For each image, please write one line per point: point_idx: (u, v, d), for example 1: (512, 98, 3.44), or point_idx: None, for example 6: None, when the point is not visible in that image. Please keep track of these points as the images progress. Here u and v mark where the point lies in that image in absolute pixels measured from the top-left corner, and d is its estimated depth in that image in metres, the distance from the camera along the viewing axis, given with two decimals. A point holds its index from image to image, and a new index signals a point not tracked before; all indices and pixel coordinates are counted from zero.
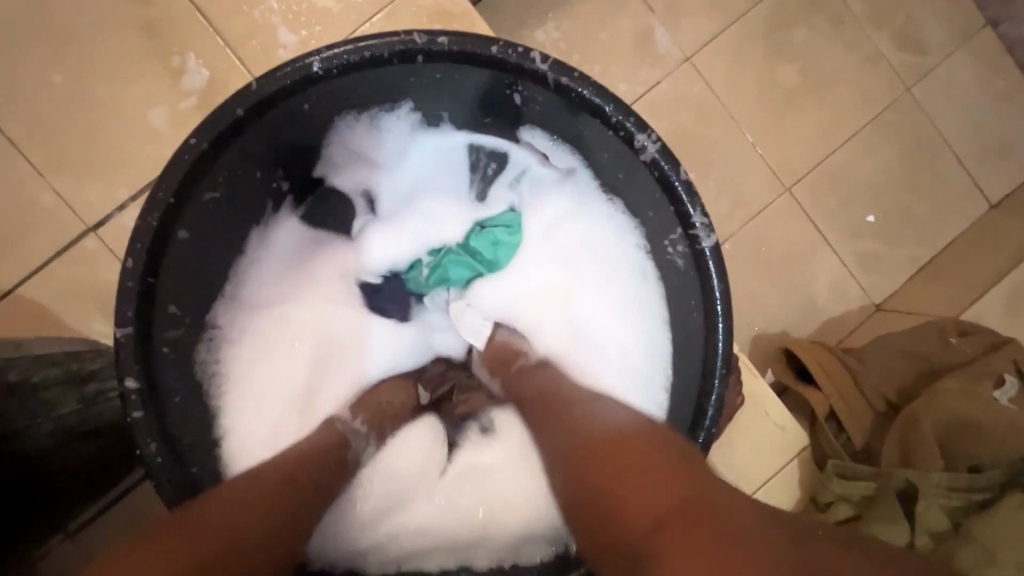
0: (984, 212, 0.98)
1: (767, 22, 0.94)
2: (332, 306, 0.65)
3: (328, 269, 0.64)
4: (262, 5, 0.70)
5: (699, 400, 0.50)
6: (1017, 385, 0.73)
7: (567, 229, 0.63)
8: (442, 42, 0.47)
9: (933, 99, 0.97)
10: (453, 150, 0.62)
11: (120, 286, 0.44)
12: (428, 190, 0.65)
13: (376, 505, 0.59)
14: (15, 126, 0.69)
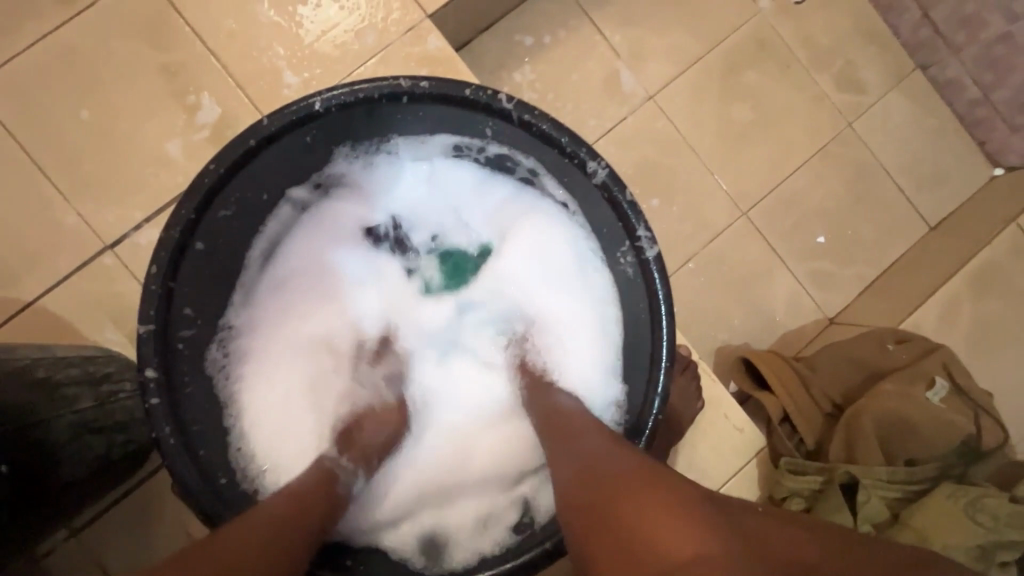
0: (924, 235, 1.07)
1: (720, 66, 1.05)
2: (324, 292, 0.69)
3: (311, 262, 0.68)
4: (271, 52, 0.80)
5: (647, 391, 0.58)
6: (948, 387, 0.81)
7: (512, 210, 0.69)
8: (422, 85, 0.56)
9: (872, 133, 1.08)
10: (405, 168, 0.68)
11: (144, 289, 0.51)
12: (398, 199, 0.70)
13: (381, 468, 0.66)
14: (45, 155, 0.77)
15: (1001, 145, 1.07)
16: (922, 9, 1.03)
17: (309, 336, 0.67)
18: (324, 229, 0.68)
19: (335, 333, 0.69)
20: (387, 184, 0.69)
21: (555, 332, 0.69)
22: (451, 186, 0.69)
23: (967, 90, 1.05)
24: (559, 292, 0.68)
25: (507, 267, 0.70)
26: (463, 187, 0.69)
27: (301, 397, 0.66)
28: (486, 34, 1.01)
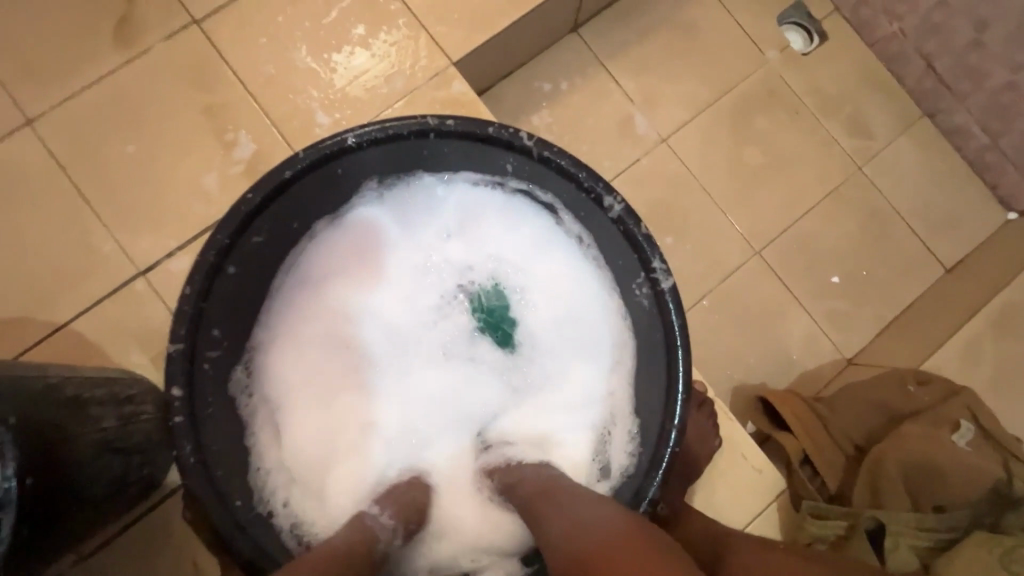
0: (940, 277, 1.07)
1: (730, 112, 1.10)
2: (335, 313, 0.68)
3: (324, 283, 0.68)
4: (305, 95, 0.86)
5: (663, 423, 0.58)
6: (974, 432, 0.78)
7: (521, 231, 0.70)
8: (449, 123, 0.60)
9: (882, 178, 1.10)
10: (417, 191, 0.68)
11: (177, 308, 0.53)
12: (411, 221, 0.70)
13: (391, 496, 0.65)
14: (90, 186, 0.82)
15: (1012, 191, 1.08)
16: (924, 61, 1.07)
17: (320, 358, 0.67)
18: (379, 258, 0.70)
19: (346, 355, 0.68)
20: (453, 227, 0.71)
21: (566, 355, 0.69)
22: (503, 239, 0.71)
23: (975, 135, 1.07)
24: (578, 339, 0.69)
25: (526, 289, 0.71)
26: (511, 243, 0.71)
27: (323, 426, 0.66)
28: (506, 81, 1.06)
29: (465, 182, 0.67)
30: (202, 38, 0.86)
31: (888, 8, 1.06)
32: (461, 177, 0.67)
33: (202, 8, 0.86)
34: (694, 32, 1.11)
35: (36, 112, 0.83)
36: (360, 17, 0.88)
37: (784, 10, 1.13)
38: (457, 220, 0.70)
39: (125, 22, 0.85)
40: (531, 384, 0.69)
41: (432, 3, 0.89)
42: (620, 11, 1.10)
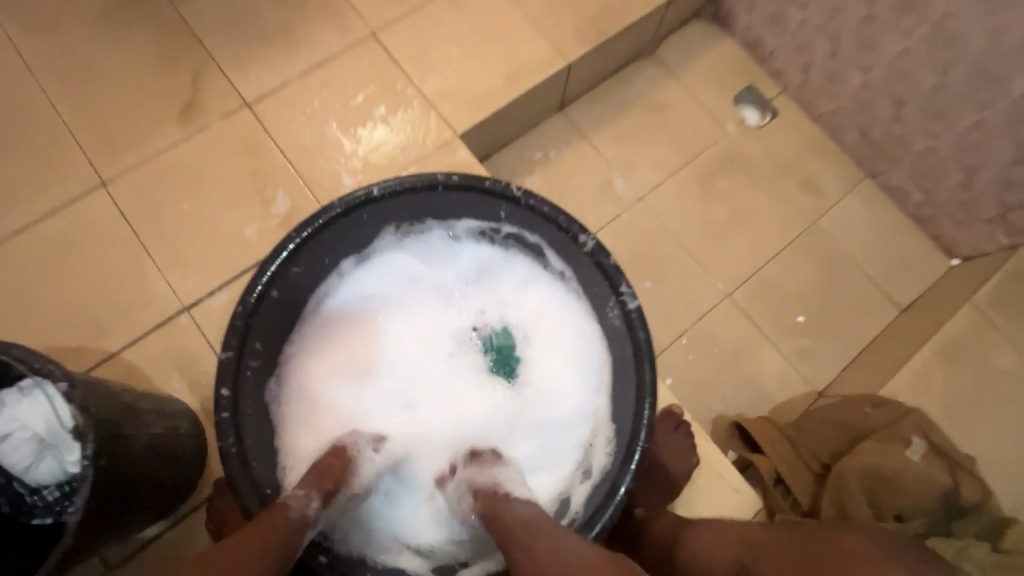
0: (896, 316, 1.18)
1: (697, 175, 1.26)
2: (365, 337, 0.80)
3: (361, 312, 0.81)
4: (334, 162, 1.03)
5: (634, 422, 0.68)
6: (924, 447, 0.86)
7: (528, 283, 0.83)
8: (454, 179, 0.75)
9: (835, 230, 1.24)
10: (446, 242, 0.83)
11: (231, 322, 0.66)
12: (436, 266, 0.84)
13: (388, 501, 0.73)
14: (149, 236, 0.97)
15: (952, 241, 1.20)
16: (860, 131, 1.23)
17: (348, 375, 0.78)
18: (406, 297, 0.84)
19: (369, 375, 0.79)
20: (470, 275, 0.85)
21: (560, 386, 0.80)
22: (513, 289, 0.84)
23: (912, 193, 1.22)
24: (569, 372, 0.80)
25: (528, 331, 0.83)
26: (517, 291, 0.84)
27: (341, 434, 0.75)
28: (503, 151, 1.24)
29: (479, 234, 0.81)
30: (250, 117, 1.04)
31: (825, 89, 1.24)
32: (479, 233, 0.81)
33: (251, 93, 1.05)
34: (664, 110, 1.29)
35: (109, 175, 0.99)
36: (381, 100, 1.07)
37: (741, 91, 1.31)
38: (473, 270, 0.84)
39: (188, 104, 1.03)
40: (530, 415, 0.79)
41: (441, 89, 1.09)
42: (599, 92, 1.29)
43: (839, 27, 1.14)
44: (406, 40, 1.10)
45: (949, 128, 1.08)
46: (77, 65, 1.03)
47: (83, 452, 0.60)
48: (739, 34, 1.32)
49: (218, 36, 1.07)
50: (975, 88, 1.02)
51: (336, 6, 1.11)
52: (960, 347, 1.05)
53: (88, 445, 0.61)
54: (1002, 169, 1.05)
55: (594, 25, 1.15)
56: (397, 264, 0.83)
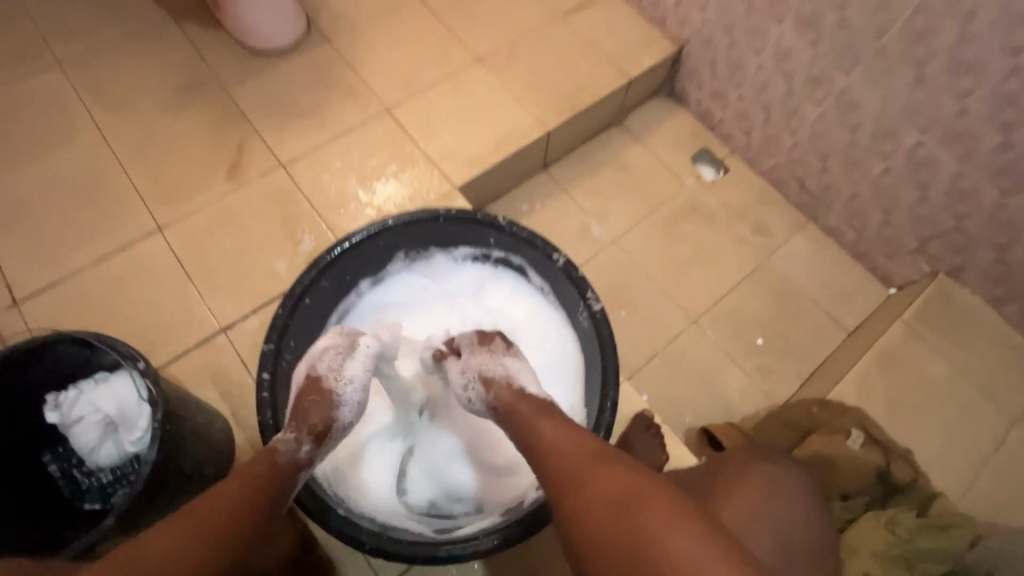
0: (843, 338, 1.34)
1: (663, 221, 1.47)
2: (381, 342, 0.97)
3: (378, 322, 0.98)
4: (352, 210, 1.24)
5: (601, 402, 0.82)
6: (863, 437, 0.97)
7: (518, 299, 1.00)
8: (453, 211, 0.93)
9: (785, 265, 1.43)
10: (449, 264, 1.01)
11: (273, 321, 0.82)
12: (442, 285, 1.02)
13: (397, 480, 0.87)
14: (194, 270, 1.15)
15: (886, 272, 1.38)
16: (798, 182, 1.45)
17: None
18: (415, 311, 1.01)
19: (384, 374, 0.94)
20: (470, 292, 1.02)
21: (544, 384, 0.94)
22: (506, 303, 1.00)
23: (847, 232, 1.41)
24: (551, 372, 0.95)
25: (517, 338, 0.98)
26: (509, 305, 1.00)
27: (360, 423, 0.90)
28: (495, 203, 1.45)
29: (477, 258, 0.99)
30: (284, 174, 1.26)
31: (765, 149, 1.47)
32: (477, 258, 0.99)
33: (285, 157, 1.27)
34: (631, 168, 1.52)
35: (164, 222, 1.19)
36: (392, 161, 1.29)
37: (696, 152, 1.55)
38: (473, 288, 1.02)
39: (234, 165, 1.26)
40: None
41: (442, 152, 1.31)
42: (576, 154, 1.52)
43: (768, 99, 1.38)
44: (413, 114, 1.35)
45: (865, 177, 1.29)
46: (145, 136, 1.26)
47: (155, 416, 0.74)
48: (691, 106, 1.57)
49: (261, 113, 1.31)
50: (878, 143, 1.23)
51: (357, 88, 1.36)
52: (897, 360, 1.20)
53: (159, 411, 0.75)
54: (912, 209, 1.25)
55: (567, 101, 1.41)
56: (409, 280, 1.01)
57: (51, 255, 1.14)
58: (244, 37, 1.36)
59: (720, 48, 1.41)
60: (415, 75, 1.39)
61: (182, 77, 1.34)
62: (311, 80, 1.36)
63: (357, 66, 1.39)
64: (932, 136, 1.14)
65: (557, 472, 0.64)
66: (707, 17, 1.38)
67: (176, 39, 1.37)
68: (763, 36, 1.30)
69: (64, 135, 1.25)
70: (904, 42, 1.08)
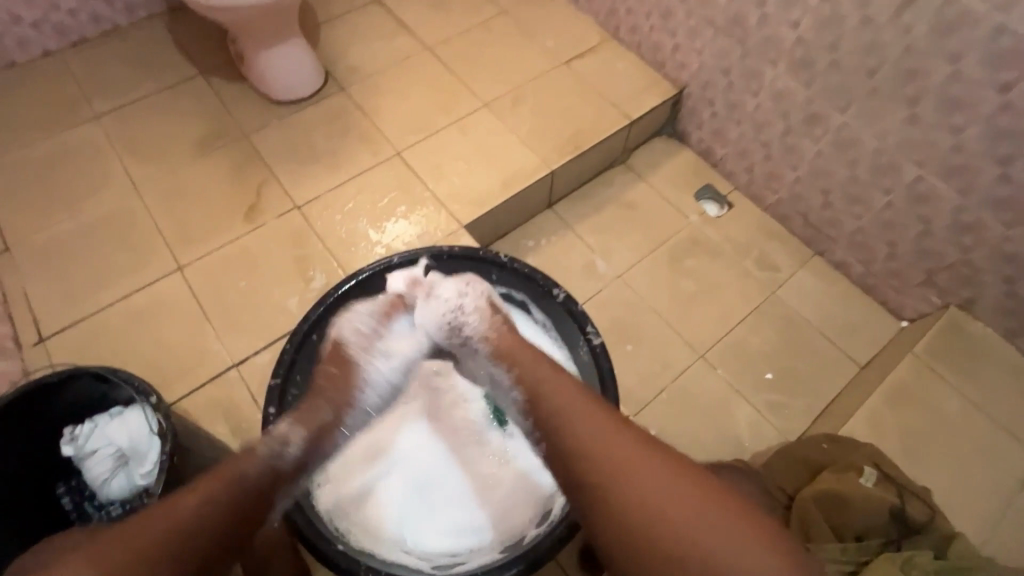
0: (855, 372, 1.33)
1: (667, 255, 1.48)
2: None
3: None
4: (363, 249, 1.28)
5: None
6: (877, 474, 0.95)
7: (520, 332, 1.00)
8: (456, 249, 0.98)
9: (792, 299, 1.42)
10: None
11: (281, 355, 0.86)
12: None
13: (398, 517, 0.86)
14: (210, 307, 1.19)
15: (896, 304, 1.37)
16: (801, 217, 1.46)
17: None
18: None
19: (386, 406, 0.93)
20: None
21: None
22: None
23: (853, 265, 1.41)
24: None
25: None
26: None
27: (360, 457, 0.89)
28: (502, 241, 1.49)
29: None
30: (298, 216, 1.31)
31: (767, 185, 1.49)
32: None
33: (301, 199, 1.34)
34: (635, 204, 1.55)
35: (184, 261, 1.25)
36: (402, 202, 1.35)
37: (699, 188, 1.58)
38: None
39: (252, 207, 1.32)
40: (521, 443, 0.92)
41: (450, 192, 1.37)
42: (580, 193, 1.56)
43: (767, 137, 1.41)
44: (422, 157, 1.41)
45: (867, 211, 1.30)
46: (171, 182, 1.34)
47: (162, 448, 0.76)
48: (694, 145, 1.61)
49: (280, 158, 1.39)
50: (878, 177, 1.25)
51: (370, 134, 1.44)
52: (911, 394, 1.17)
53: (167, 443, 0.77)
54: (916, 241, 1.25)
55: (571, 141, 1.46)
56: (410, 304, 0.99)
57: (77, 294, 1.20)
58: (267, 89, 1.45)
59: (718, 89, 1.45)
60: (425, 121, 1.46)
61: (207, 127, 1.43)
62: (327, 127, 1.44)
63: (371, 114, 1.47)
64: (930, 170, 1.15)
65: (619, 458, 0.66)
66: (704, 61, 1.44)
67: (204, 92, 1.48)
68: (758, 77, 1.34)
69: (98, 181, 1.33)
70: (895, 81, 1.11)
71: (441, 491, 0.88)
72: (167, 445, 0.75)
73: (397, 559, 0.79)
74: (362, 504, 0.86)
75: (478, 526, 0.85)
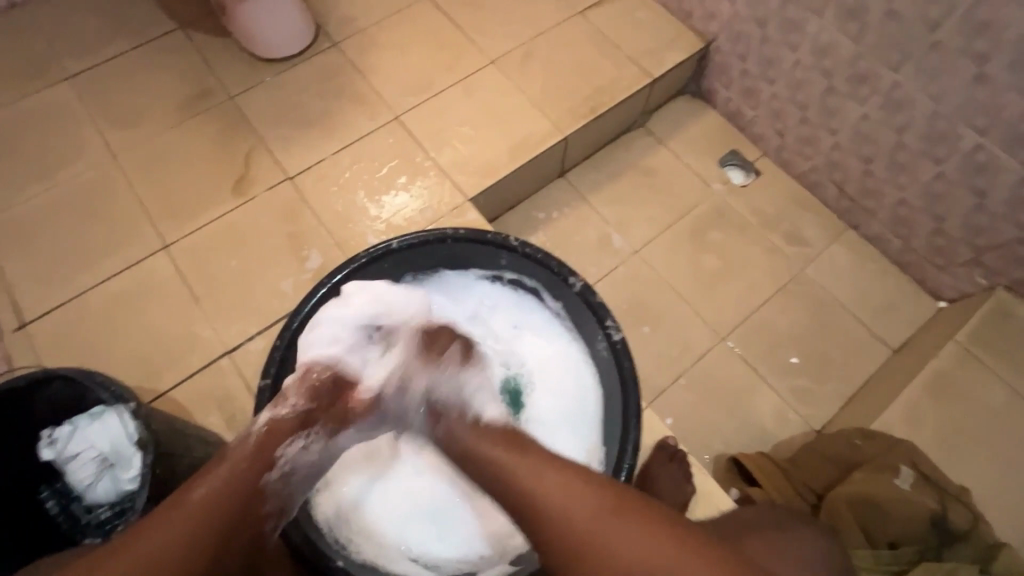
0: (887, 356, 1.24)
1: (689, 229, 1.37)
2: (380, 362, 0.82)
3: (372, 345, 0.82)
4: (361, 225, 1.19)
5: (622, 443, 0.78)
6: (913, 475, 0.89)
7: (532, 321, 0.92)
8: (462, 232, 0.89)
9: (822, 277, 1.32)
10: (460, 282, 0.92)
11: (272, 353, 0.80)
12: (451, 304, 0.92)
13: (399, 527, 0.80)
14: (201, 290, 1.12)
15: (936, 284, 1.27)
16: (837, 186, 1.34)
17: None
18: None
19: None
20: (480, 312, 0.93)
21: (557, 420, 0.86)
22: (519, 326, 0.92)
23: (891, 241, 1.30)
24: (567, 405, 0.87)
25: (531, 365, 0.90)
26: (526, 337, 0.92)
27: (355, 464, 0.82)
28: (510, 213, 1.38)
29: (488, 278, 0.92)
30: (291, 188, 1.21)
31: (801, 151, 1.36)
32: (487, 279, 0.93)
33: (293, 169, 1.23)
34: (655, 172, 1.43)
35: (169, 239, 1.16)
36: (402, 171, 1.24)
37: (725, 154, 1.45)
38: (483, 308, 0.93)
39: (240, 179, 1.22)
40: None
41: (453, 161, 1.25)
42: (596, 160, 1.44)
43: (805, 97, 1.27)
44: (423, 121, 1.29)
45: (913, 182, 1.18)
46: (152, 150, 1.24)
47: (144, 460, 0.72)
48: (720, 106, 1.47)
49: (269, 124, 1.27)
50: (929, 145, 1.12)
51: (366, 96, 1.31)
52: (948, 384, 1.10)
53: (149, 454, 0.72)
54: (967, 217, 1.14)
55: (586, 103, 1.33)
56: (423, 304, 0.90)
57: (58, 275, 1.12)
58: (251, 45, 1.32)
59: (752, 43, 1.30)
60: (426, 80, 1.33)
61: (188, 89, 1.30)
62: (319, 88, 1.31)
63: (366, 72, 1.33)
64: (992, 138, 1.03)
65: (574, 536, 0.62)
66: (737, 10, 1.29)
67: (184, 49, 1.34)
68: (800, 29, 1.19)
69: (73, 150, 1.23)
70: (962, 35, 0.97)
71: (443, 497, 0.82)
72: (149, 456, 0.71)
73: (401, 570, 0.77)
74: (360, 513, 0.80)
75: (484, 534, 0.80)
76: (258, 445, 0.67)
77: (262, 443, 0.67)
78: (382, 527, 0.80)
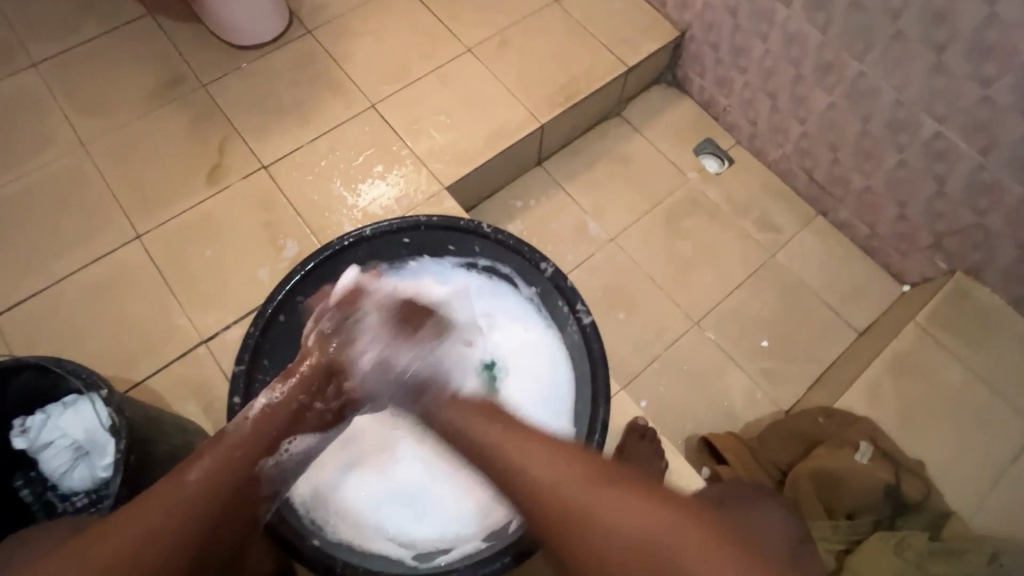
0: (853, 338, 1.29)
1: (664, 217, 1.39)
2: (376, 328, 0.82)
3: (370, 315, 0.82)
4: (338, 213, 1.19)
5: (591, 423, 0.80)
6: (872, 450, 0.94)
7: (506, 310, 0.94)
8: (436, 220, 0.90)
9: (792, 262, 1.36)
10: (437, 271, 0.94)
11: (245, 340, 0.80)
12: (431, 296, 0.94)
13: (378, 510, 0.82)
14: (176, 280, 1.11)
15: (899, 268, 1.31)
16: (806, 174, 1.37)
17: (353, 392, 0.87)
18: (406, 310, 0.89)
19: None
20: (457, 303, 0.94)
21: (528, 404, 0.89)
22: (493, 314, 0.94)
23: (858, 226, 1.34)
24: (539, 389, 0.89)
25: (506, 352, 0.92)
26: (501, 324, 0.93)
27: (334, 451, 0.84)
28: (489, 201, 1.39)
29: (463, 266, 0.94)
30: (266, 176, 1.21)
31: (772, 139, 1.38)
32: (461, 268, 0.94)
33: (268, 159, 1.22)
34: (630, 160, 1.44)
35: (142, 228, 1.15)
36: (379, 160, 1.24)
37: (699, 143, 1.47)
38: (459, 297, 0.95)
39: (214, 168, 1.21)
40: None
41: (430, 149, 1.26)
42: (572, 148, 1.45)
43: (775, 87, 1.30)
44: (399, 110, 1.29)
45: (878, 169, 1.22)
46: (123, 139, 1.22)
47: (117, 445, 0.72)
48: (695, 94, 1.49)
49: (243, 112, 1.26)
50: (893, 133, 1.15)
51: (341, 84, 1.30)
52: (908, 363, 1.15)
53: (122, 440, 0.73)
54: (927, 203, 1.18)
55: (562, 91, 1.34)
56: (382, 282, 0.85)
57: (28, 265, 1.11)
58: (223, 32, 1.30)
59: (724, 32, 1.32)
60: (402, 68, 1.33)
61: (159, 76, 1.28)
62: (293, 75, 1.30)
63: (341, 60, 1.33)
64: (951, 126, 1.06)
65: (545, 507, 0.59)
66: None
67: (154, 35, 1.32)
68: (770, 19, 1.21)
69: (41, 138, 1.21)
70: (921, 26, 1.00)
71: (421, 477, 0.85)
72: (121, 442, 0.72)
73: (380, 549, 0.79)
74: (338, 498, 0.82)
75: (462, 510, 0.82)
76: (252, 431, 0.68)
77: (257, 429, 0.69)
78: (362, 512, 0.82)
